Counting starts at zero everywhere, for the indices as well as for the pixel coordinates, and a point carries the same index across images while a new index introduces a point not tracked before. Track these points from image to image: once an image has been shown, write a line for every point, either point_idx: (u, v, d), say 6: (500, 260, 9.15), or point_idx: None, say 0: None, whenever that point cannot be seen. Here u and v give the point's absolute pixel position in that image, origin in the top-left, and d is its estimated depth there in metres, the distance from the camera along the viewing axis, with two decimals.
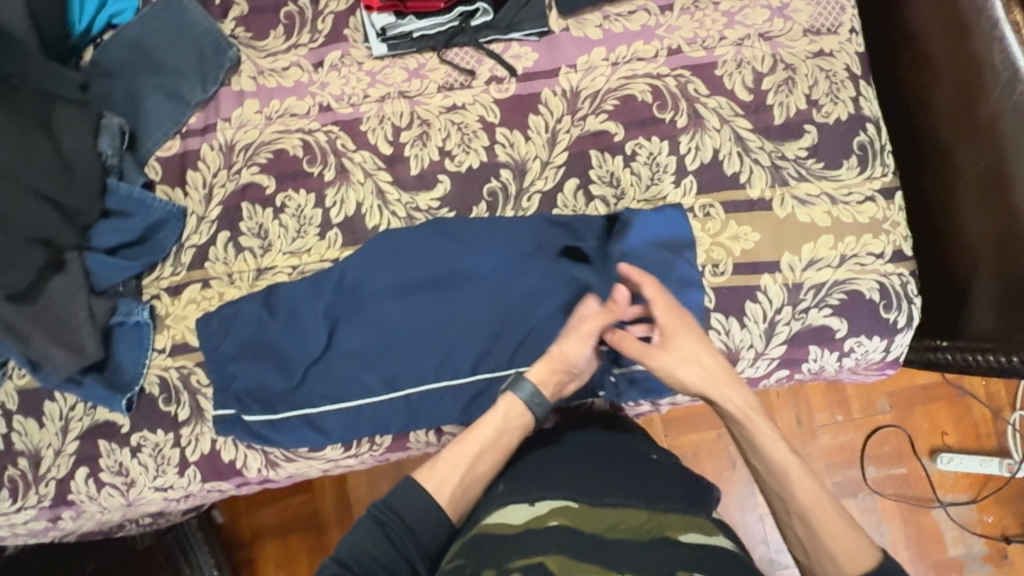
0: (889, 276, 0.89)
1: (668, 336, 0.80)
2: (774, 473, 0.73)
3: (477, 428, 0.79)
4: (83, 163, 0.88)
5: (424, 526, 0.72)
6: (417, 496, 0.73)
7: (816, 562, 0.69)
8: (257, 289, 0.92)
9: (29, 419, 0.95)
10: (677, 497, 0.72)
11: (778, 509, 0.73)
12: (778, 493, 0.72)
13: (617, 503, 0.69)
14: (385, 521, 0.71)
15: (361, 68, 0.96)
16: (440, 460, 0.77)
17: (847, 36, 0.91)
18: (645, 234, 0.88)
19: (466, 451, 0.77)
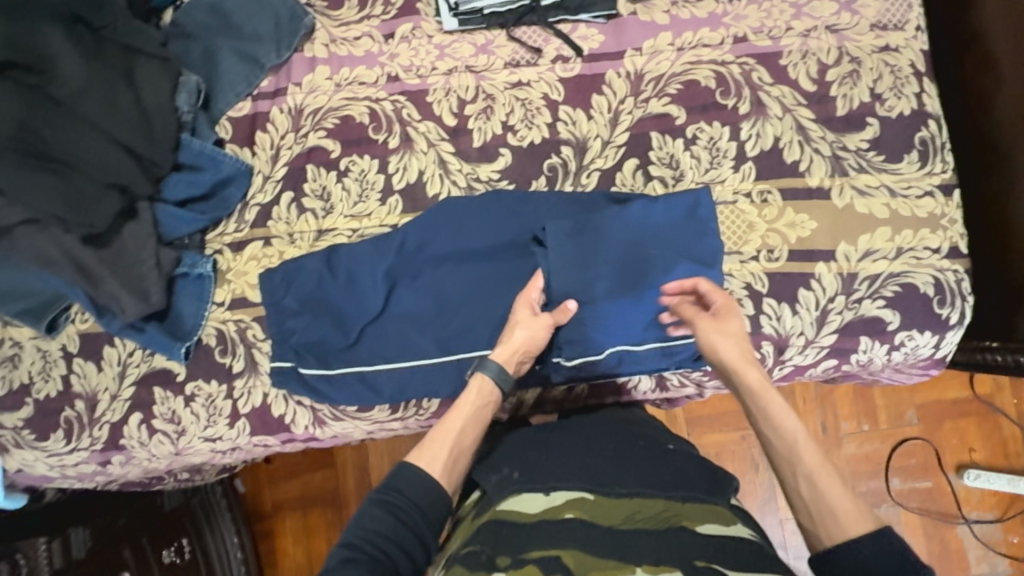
0: (944, 272, 0.89)
1: (723, 315, 0.80)
2: (784, 436, 0.70)
3: (459, 405, 0.76)
4: (162, 117, 0.91)
5: (427, 499, 0.67)
6: (413, 475, 0.68)
7: (821, 525, 0.64)
8: (318, 250, 0.95)
9: (88, 362, 0.98)
10: (693, 483, 0.71)
11: (787, 475, 0.69)
12: (788, 456, 0.69)
13: (634, 492, 0.68)
14: (387, 503, 0.66)
15: (431, 41, 0.98)
16: (428, 440, 0.72)
17: (914, 33, 0.92)
18: (692, 218, 0.89)
19: (451, 427, 0.74)
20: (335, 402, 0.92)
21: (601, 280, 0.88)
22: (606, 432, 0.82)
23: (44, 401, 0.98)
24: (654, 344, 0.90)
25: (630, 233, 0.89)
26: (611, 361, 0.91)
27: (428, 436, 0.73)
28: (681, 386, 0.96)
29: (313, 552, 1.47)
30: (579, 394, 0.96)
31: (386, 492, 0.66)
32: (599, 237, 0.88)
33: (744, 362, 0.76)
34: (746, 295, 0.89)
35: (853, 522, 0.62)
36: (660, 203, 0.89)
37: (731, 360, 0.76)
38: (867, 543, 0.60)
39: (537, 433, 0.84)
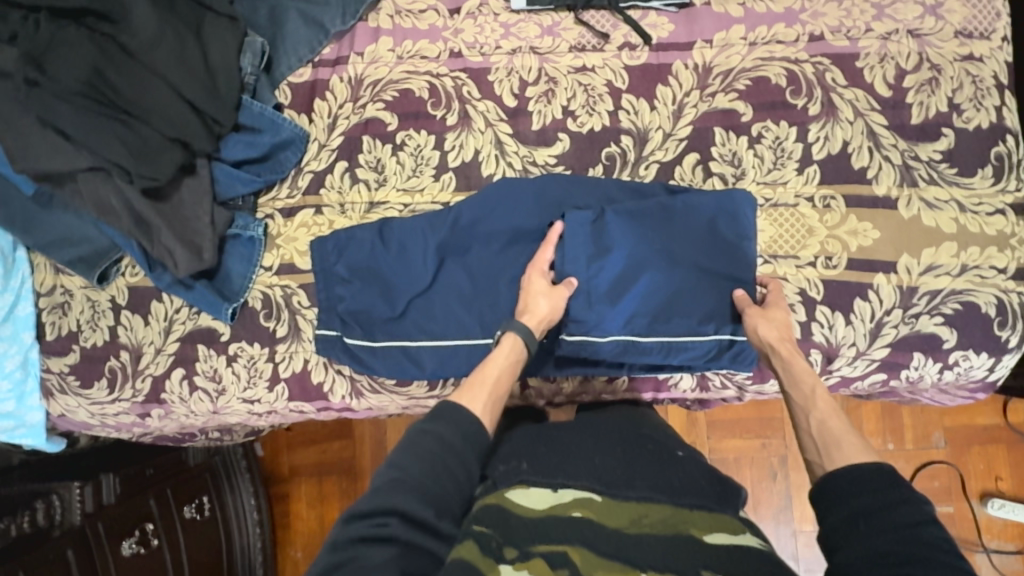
0: (1008, 293, 0.86)
1: (772, 303, 0.84)
2: (802, 387, 0.75)
3: (491, 357, 0.77)
4: (225, 75, 0.91)
5: (469, 435, 0.66)
6: (457, 409, 0.67)
7: (827, 457, 0.67)
8: (369, 221, 0.95)
9: (135, 315, 0.99)
10: (703, 492, 0.70)
11: (801, 422, 0.73)
12: (803, 404, 0.73)
13: (642, 497, 0.67)
14: (433, 431, 0.64)
15: (497, 19, 0.97)
16: (469, 383, 0.73)
17: (1000, 43, 0.88)
18: (740, 224, 0.87)
19: (488, 374, 0.74)
20: (375, 373, 0.92)
21: (608, 271, 0.87)
22: (614, 435, 0.82)
23: (90, 349, 1.00)
24: (660, 338, 0.88)
25: (645, 227, 0.87)
26: (610, 349, 0.88)
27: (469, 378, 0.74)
28: (722, 388, 0.95)
29: (324, 516, 1.49)
30: (617, 387, 0.95)
31: (434, 421, 0.66)
32: (615, 229, 0.87)
33: (780, 341, 0.79)
34: (799, 300, 0.88)
35: (855, 451, 0.65)
36: (688, 199, 0.88)
37: (770, 338, 0.79)
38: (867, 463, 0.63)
39: (544, 432, 0.82)
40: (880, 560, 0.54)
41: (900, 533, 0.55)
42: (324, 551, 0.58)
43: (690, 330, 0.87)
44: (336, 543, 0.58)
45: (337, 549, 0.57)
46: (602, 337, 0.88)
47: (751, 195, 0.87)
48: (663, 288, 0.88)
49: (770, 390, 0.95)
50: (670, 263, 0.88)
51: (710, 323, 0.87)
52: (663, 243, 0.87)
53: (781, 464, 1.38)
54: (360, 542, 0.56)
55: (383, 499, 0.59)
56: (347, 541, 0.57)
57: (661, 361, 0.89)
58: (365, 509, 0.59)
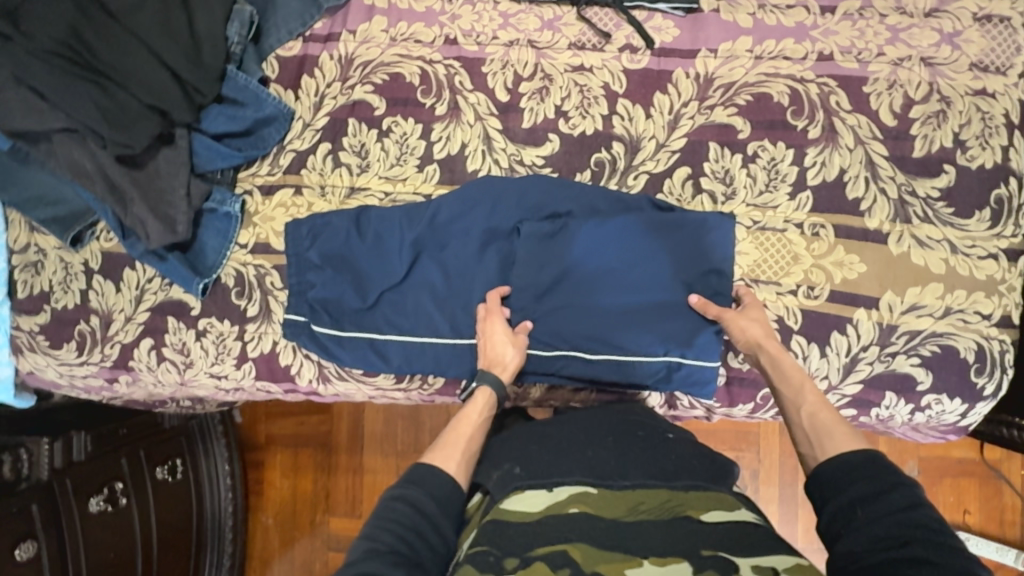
0: (990, 340, 0.84)
1: (750, 306, 0.84)
2: (790, 381, 0.76)
3: (465, 414, 0.77)
4: (211, 44, 0.88)
5: (438, 493, 0.66)
6: (426, 472, 0.68)
7: (818, 446, 0.68)
8: (348, 207, 0.93)
9: (107, 281, 0.98)
10: (696, 473, 0.69)
11: (791, 416, 0.74)
12: (792, 398, 0.74)
13: (637, 485, 0.66)
14: (405, 496, 0.65)
15: (496, 9, 0.93)
16: (442, 443, 0.72)
17: (1016, 80, 0.84)
18: (719, 250, 0.85)
19: (460, 432, 0.74)
20: (341, 363, 0.91)
21: (567, 285, 0.87)
22: (602, 424, 0.80)
23: (61, 311, 0.99)
24: (607, 355, 0.87)
25: (615, 244, 0.86)
26: (552, 359, 0.88)
27: (439, 439, 0.73)
28: (689, 408, 0.94)
29: (299, 487, 1.50)
30: (585, 397, 0.93)
31: (404, 486, 0.66)
32: (585, 242, 0.86)
33: (765, 337, 0.80)
34: (775, 328, 0.86)
35: (846, 440, 0.67)
36: (670, 218, 0.85)
37: (755, 336, 0.80)
38: (860, 455, 0.63)
39: (531, 429, 0.79)
40: (878, 543, 0.56)
41: (890, 517, 0.57)
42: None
43: (640, 350, 0.86)
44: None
45: None
46: (548, 349, 0.88)
47: (734, 220, 0.85)
48: (623, 304, 0.87)
49: (738, 416, 0.93)
50: (636, 282, 0.87)
51: (662, 344, 0.85)
52: (636, 262, 0.86)
53: (751, 479, 1.38)
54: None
55: (354, 568, 0.58)
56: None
57: (626, 378, 0.87)
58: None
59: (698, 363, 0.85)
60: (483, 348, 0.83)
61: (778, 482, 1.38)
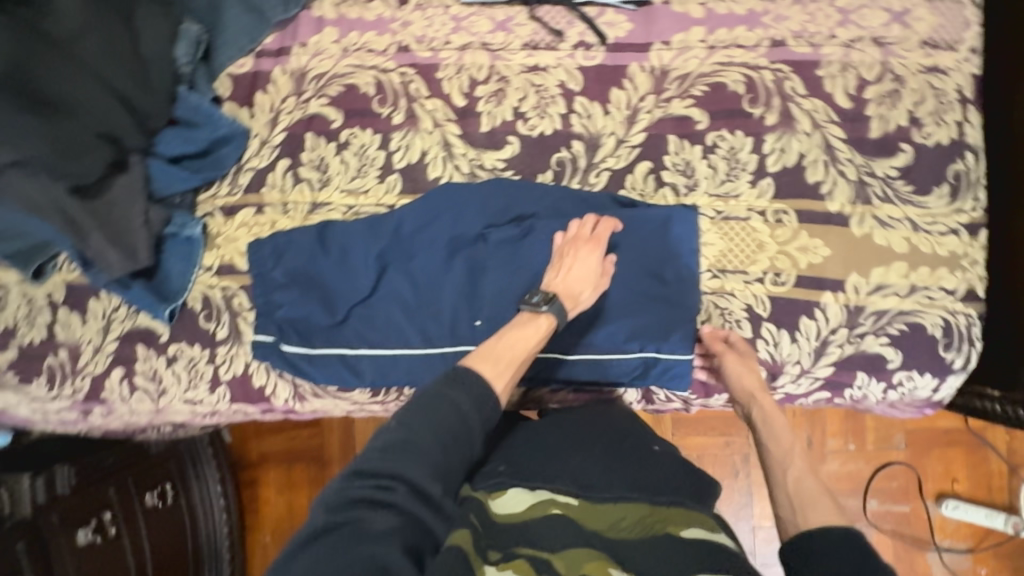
0: (956, 314, 0.85)
1: (745, 352, 0.84)
2: (782, 444, 0.76)
3: (523, 330, 0.75)
4: (158, 67, 0.87)
5: (480, 407, 0.64)
6: (477, 379, 0.66)
7: (801, 515, 0.66)
8: (311, 224, 0.92)
9: (73, 313, 0.97)
10: (679, 490, 0.69)
11: (777, 479, 0.72)
12: (781, 460, 0.74)
13: (620, 497, 0.66)
14: (449, 397, 0.63)
15: (447, 13, 0.93)
16: (497, 355, 0.70)
17: (966, 54, 0.85)
18: (682, 245, 0.86)
19: (518, 351, 0.72)
20: (315, 381, 0.91)
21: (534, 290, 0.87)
22: (592, 429, 0.80)
23: (28, 346, 0.98)
24: (584, 355, 0.87)
25: None
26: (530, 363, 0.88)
27: (496, 349, 0.71)
28: (667, 401, 0.93)
29: (294, 503, 1.49)
30: (563, 397, 0.93)
31: (450, 386, 0.64)
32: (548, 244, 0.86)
33: (761, 392, 0.82)
34: (745, 317, 0.86)
35: (829, 513, 0.65)
36: (634, 215, 0.86)
37: (750, 386, 0.82)
38: (843, 529, 0.61)
39: (522, 431, 0.79)
40: None
41: None
42: (321, 510, 0.56)
43: (615, 347, 0.86)
44: (333, 504, 0.56)
45: (338, 510, 0.55)
46: None
47: (696, 213, 0.86)
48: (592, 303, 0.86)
49: (717, 405, 0.93)
50: None
51: (635, 341, 0.85)
52: None
53: (743, 462, 1.38)
54: (355, 504, 0.55)
55: (390, 464, 0.58)
56: (343, 502, 0.56)
57: (600, 376, 0.88)
58: (373, 470, 0.57)
59: (673, 358, 0.85)
60: (567, 274, 0.80)
61: None
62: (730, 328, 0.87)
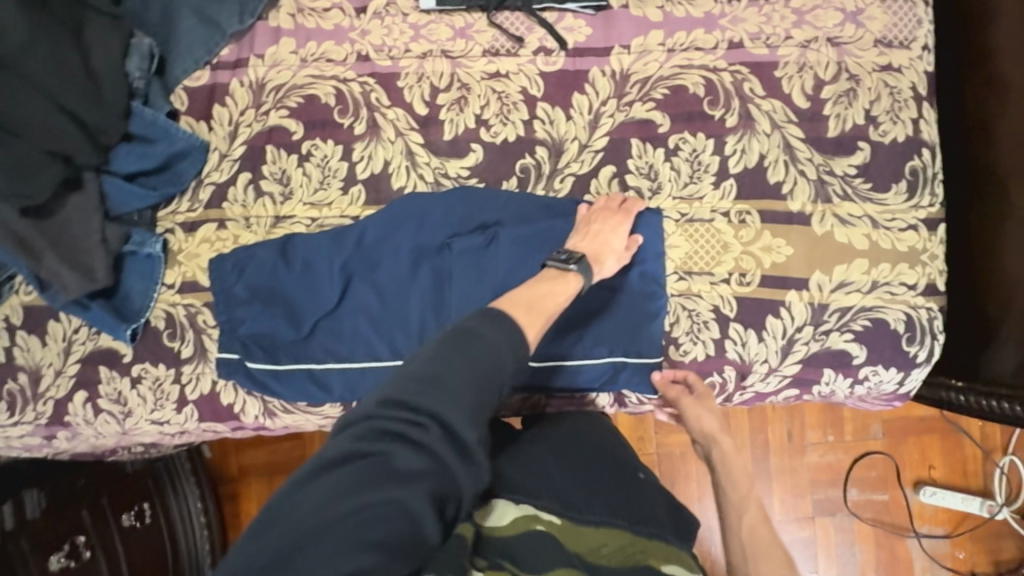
0: (917, 309, 0.86)
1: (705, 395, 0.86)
2: (738, 489, 0.81)
3: (553, 285, 0.73)
4: (111, 82, 0.84)
5: (516, 354, 0.60)
6: (514, 324, 0.62)
7: (754, 564, 0.71)
8: (274, 238, 0.90)
9: (32, 336, 0.94)
10: (661, 523, 0.69)
11: (732, 524, 0.78)
12: (737, 505, 0.80)
13: (602, 522, 0.65)
14: (485, 339, 0.58)
15: (406, 20, 0.92)
16: (531, 305, 0.68)
17: (919, 52, 0.86)
18: (647, 251, 0.87)
19: (549, 306, 0.70)
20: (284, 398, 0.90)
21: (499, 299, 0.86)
22: (577, 447, 0.78)
23: None
24: (555, 361, 0.87)
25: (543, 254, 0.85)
26: None
27: (530, 299, 0.68)
28: (639, 404, 0.92)
29: None
30: (535, 403, 0.92)
31: (488, 328, 0.59)
32: (512, 253, 0.86)
33: (721, 435, 0.85)
34: (712, 318, 0.87)
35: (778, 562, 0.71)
36: None
37: (709, 430, 0.85)
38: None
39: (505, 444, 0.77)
40: None
41: None
42: (347, 437, 0.52)
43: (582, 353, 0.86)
44: (360, 433, 0.52)
45: (364, 439, 0.51)
46: None
47: (659, 216, 0.87)
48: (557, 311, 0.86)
49: None
50: None
51: (602, 346, 0.86)
52: None
53: None
54: (384, 437, 0.52)
55: (425, 402, 0.53)
56: (373, 433, 0.52)
57: (569, 383, 0.88)
58: (407, 403, 0.53)
59: (640, 361, 0.86)
60: (594, 238, 0.80)
61: (751, 458, 1.39)
62: (698, 329, 0.87)
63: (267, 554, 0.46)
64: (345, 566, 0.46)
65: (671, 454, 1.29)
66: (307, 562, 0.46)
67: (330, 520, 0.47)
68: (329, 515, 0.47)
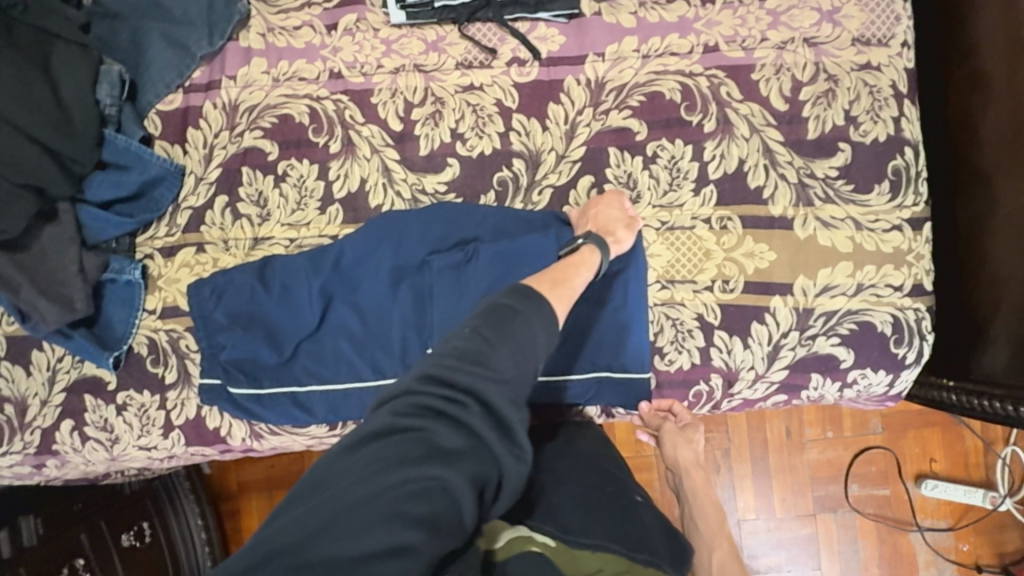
0: (905, 310, 0.85)
1: (688, 425, 0.90)
2: (707, 518, 0.91)
3: (571, 261, 0.73)
4: (81, 109, 0.84)
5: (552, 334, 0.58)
6: (543, 295, 0.61)
7: None
8: (253, 260, 0.90)
9: (16, 366, 0.94)
10: (658, 549, 0.67)
11: (703, 556, 0.87)
12: (707, 539, 0.88)
13: (598, 546, 0.64)
14: (522, 314, 0.56)
15: (377, 36, 0.91)
16: (555, 280, 0.67)
17: (899, 49, 0.85)
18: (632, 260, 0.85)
19: (574, 278, 0.70)
20: (268, 421, 0.89)
21: None
22: (573, 467, 0.77)
23: None
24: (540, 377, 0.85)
25: (523, 268, 0.84)
26: None
27: (552, 274, 0.68)
28: (627, 413, 0.91)
29: None
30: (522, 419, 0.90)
31: (522, 303, 0.57)
32: (492, 267, 0.84)
33: (694, 469, 0.92)
34: (696, 326, 0.86)
35: None
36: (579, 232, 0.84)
37: (688, 464, 0.91)
38: None
39: None
40: None
41: None
42: (385, 413, 0.51)
43: (567, 369, 0.85)
44: (399, 408, 0.51)
45: (403, 415, 0.50)
46: None
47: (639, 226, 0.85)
48: None
49: None
50: None
51: (587, 360, 0.85)
52: None
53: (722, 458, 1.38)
54: (422, 413, 0.50)
55: (465, 378, 0.51)
56: (413, 409, 0.50)
57: (555, 399, 0.87)
58: (445, 379, 0.51)
59: (625, 376, 0.84)
60: (597, 215, 0.81)
61: (749, 457, 1.38)
62: (683, 338, 0.86)
63: (305, 522, 0.45)
64: (384, 538, 0.45)
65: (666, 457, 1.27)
66: (345, 531, 0.44)
67: (368, 491, 0.46)
68: (368, 487, 0.46)
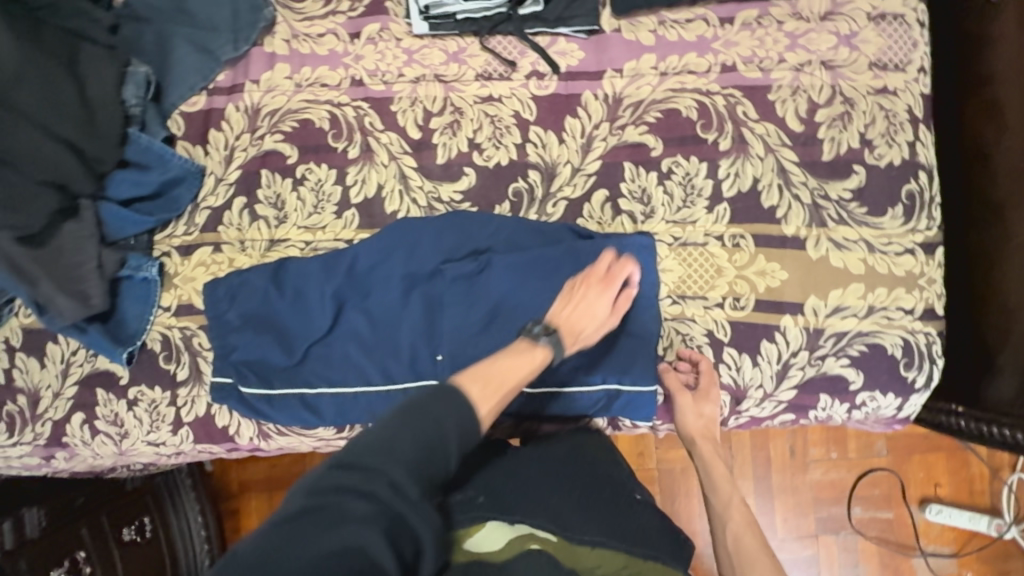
0: (915, 334, 0.85)
1: (703, 392, 0.84)
2: (720, 495, 0.85)
3: (518, 363, 0.70)
4: (107, 110, 0.86)
5: (466, 419, 0.60)
6: (460, 391, 0.62)
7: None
8: (268, 261, 0.91)
9: (31, 358, 0.95)
10: (658, 545, 0.69)
11: (721, 536, 0.82)
12: (720, 514, 0.83)
13: (597, 542, 0.66)
14: (431, 404, 0.59)
15: (399, 45, 0.92)
16: (488, 378, 0.66)
17: (915, 75, 0.86)
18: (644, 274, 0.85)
19: (516, 372, 0.69)
20: (276, 421, 0.89)
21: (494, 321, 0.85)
22: (572, 468, 0.76)
23: None
24: (548, 390, 0.85)
25: (535, 280, 0.85)
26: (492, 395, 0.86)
27: (489, 369, 0.67)
28: (634, 425, 0.92)
29: None
30: (529, 428, 0.90)
31: (431, 397, 0.60)
32: (505, 277, 0.85)
33: (701, 437, 0.86)
34: (706, 342, 0.86)
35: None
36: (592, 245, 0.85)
37: (695, 431, 0.85)
38: None
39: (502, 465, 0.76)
40: None
41: None
42: (298, 495, 0.53)
43: (576, 381, 0.85)
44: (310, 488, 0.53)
45: (314, 494, 0.52)
46: None
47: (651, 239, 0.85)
48: None
49: None
50: None
51: (598, 373, 0.85)
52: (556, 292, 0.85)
53: None
54: (333, 491, 0.52)
55: (372, 459, 0.54)
56: (323, 489, 0.52)
57: (562, 410, 0.86)
58: (352, 462, 0.54)
59: (635, 389, 0.84)
60: (576, 307, 0.78)
61: (753, 475, 1.37)
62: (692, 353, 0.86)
63: None
64: None
65: (670, 471, 1.27)
66: None
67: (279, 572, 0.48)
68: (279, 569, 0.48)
